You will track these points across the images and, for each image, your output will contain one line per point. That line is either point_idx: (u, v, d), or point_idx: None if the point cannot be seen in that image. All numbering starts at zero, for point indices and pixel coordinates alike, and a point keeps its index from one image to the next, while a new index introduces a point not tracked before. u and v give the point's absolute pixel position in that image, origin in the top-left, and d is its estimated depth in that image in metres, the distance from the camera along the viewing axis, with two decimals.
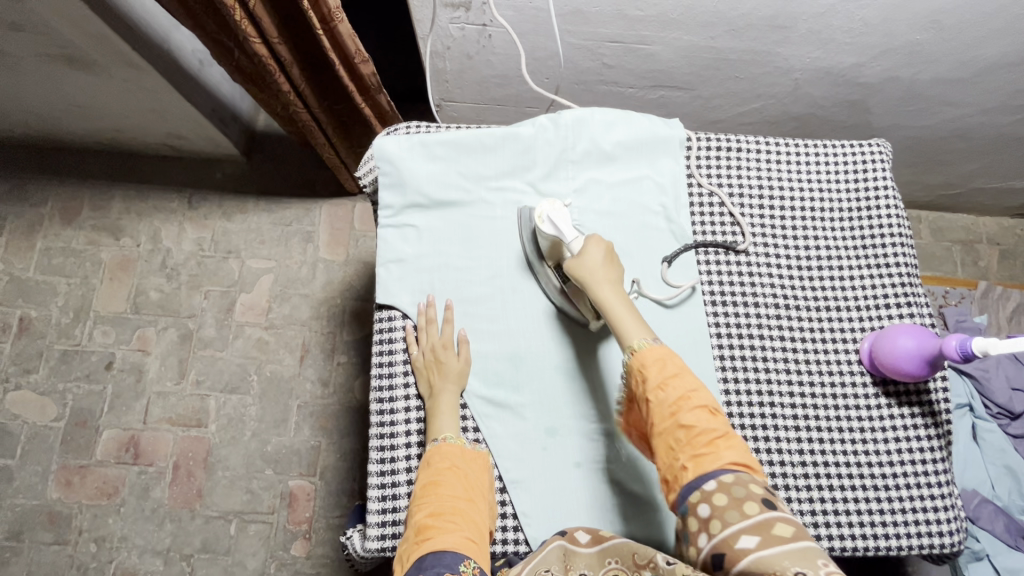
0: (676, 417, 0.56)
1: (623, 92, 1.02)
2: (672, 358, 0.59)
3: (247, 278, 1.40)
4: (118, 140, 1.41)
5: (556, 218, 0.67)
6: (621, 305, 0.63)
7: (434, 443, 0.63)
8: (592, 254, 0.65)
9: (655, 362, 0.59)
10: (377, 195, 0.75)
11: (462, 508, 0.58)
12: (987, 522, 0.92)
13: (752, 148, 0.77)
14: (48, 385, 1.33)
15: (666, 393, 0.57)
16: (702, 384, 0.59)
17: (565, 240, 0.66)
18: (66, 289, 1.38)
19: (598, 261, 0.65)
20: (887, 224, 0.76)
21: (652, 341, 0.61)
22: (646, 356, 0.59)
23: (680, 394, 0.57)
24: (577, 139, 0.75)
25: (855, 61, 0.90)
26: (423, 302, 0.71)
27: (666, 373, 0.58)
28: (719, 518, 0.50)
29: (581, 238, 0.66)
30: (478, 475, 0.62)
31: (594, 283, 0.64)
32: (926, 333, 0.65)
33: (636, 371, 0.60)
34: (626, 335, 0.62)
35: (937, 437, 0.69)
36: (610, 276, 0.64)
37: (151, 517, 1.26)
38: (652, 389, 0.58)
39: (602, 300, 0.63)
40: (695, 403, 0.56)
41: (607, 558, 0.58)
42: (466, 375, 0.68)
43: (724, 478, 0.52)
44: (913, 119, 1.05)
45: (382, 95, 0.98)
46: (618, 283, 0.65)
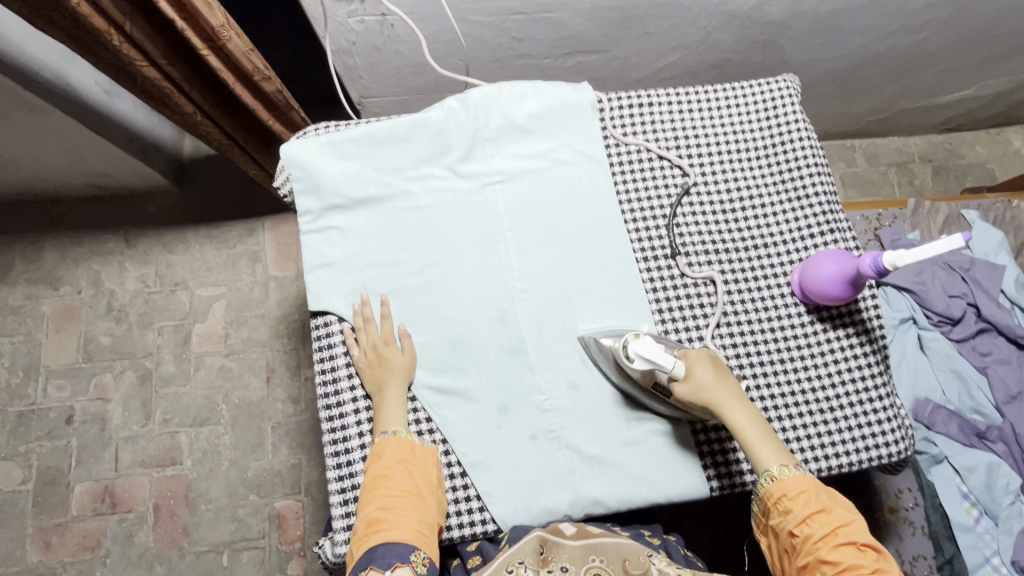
0: (818, 553, 0.57)
1: (540, 64, 1.01)
2: (821, 494, 0.60)
3: (200, 308, 1.37)
4: (37, 187, 1.36)
5: (647, 350, 0.61)
6: (751, 422, 0.63)
7: (383, 437, 0.63)
8: (700, 378, 0.63)
9: (799, 492, 0.60)
10: (295, 203, 0.74)
11: (411, 502, 0.59)
12: (942, 426, 0.96)
13: (664, 100, 0.78)
14: (9, 449, 1.29)
15: (811, 528, 0.58)
16: (851, 514, 0.59)
17: (666, 368, 0.62)
18: (11, 348, 1.34)
19: (712, 383, 0.63)
20: (802, 157, 0.77)
21: (792, 467, 0.62)
22: (787, 489, 0.60)
23: (828, 524, 0.58)
24: (488, 117, 0.75)
25: (757, 1, 0.91)
26: (358, 302, 0.70)
27: (812, 509, 0.59)
28: None
29: (678, 360, 0.63)
30: (428, 469, 0.62)
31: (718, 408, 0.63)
32: (845, 255, 0.67)
33: (776, 500, 0.61)
34: (761, 462, 0.62)
35: (873, 353, 0.72)
36: (725, 397, 0.63)
37: (139, 562, 1.24)
38: (796, 521, 0.59)
39: (730, 418, 0.63)
40: (841, 538, 0.57)
41: (589, 554, 0.60)
42: (413, 369, 0.68)
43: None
44: (825, 51, 1.07)
45: (293, 111, 0.96)
46: (740, 399, 0.64)
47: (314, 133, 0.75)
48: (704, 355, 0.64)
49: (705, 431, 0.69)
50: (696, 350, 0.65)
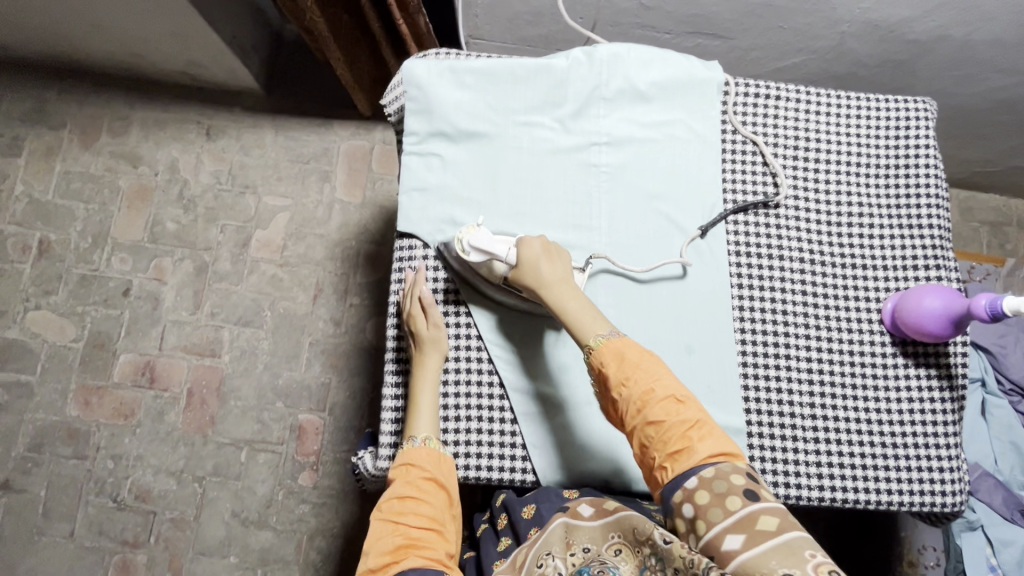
0: (645, 417, 0.56)
1: (658, 39, 0.98)
2: (632, 350, 0.59)
3: (264, 215, 1.39)
4: (137, 65, 1.39)
5: (479, 241, 0.65)
6: (574, 304, 0.63)
7: (413, 443, 0.63)
8: (526, 250, 0.64)
9: (614, 357, 0.59)
10: (403, 122, 0.74)
11: (441, 531, 0.58)
12: (985, 495, 0.92)
13: (792, 97, 0.75)
14: (67, 306, 1.35)
15: (630, 390, 0.57)
16: (666, 376, 0.58)
17: (497, 256, 0.65)
18: (85, 214, 1.39)
19: (537, 258, 0.64)
20: (924, 184, 0.73)
21: (609, 334, 0.61)
22: (603, 355, 0.59)
23: (643, 391, 0.57)
24: (611, 76, 0.73)
25: (908, 15, 0.85)
26: (414, 270, 0.71)
27: (628, 370, 0.58)
28: (703, 519, 0.49)
29: (511, 247, 0.65)
30: (452, 490, 0.62)
31: (544, 287, 0.64)
32: (953, 293, 0.64)
33: (596, 367, 0.60)
34: (584, 335, 0.61)
35: (951, 400, 0.69)
36: (551, 275, 0.64)
37: (165, 439, 1.30)
38: (614, 386, 0.58)
39: (555, 302, 0.63)
40: (659, 395, 0.56)
41: (609, 532, 0.55)
42: (443, 342, 0.68)
43: (705, 474, 0.52)
44: (959, 86, 1.00)
45: (421, 16, 0.93)
46: (565, 280, 0.64)
47: (436, 58, 0.75)
48: (539, 242, 0.65)
49: (760, 437, 0.67)
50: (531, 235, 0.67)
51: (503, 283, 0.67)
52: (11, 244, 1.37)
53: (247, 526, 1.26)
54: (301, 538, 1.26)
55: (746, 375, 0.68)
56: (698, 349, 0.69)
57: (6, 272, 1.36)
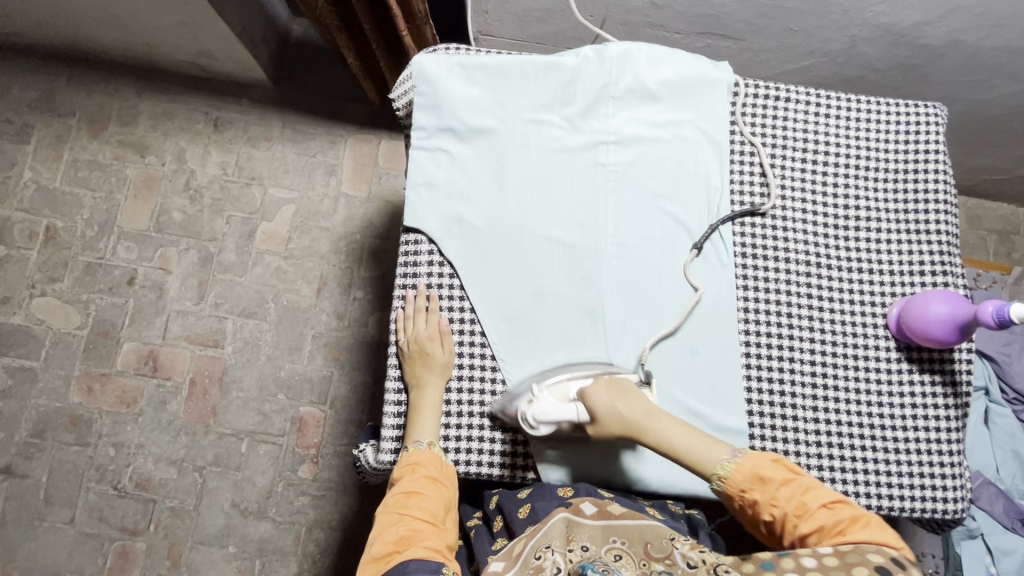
0: (798, 529, 0.54)
1: (668, 39, 0.98)
2: (769, 466, 0.57)
3: (270, 207, 1.40)
4: (146, 54, 1.40)
5: (545, 413, 0.61)
6: (677, 433, 0.60)
7: (417, 446, 0.64)
8: (600, 405, 0.60)
9: (751, 480, 0.57)
10: (412, 117, 0.74)
11: (440, 528, 0.58)
12: (986, 503, 0.92)
13: (802, 99, 0.74)
14: (72, 294, 1.36)
15: (780, 509, 0.55)
16: (811, 481, 0.57)
17: (573, 418, 0.61)
18: (91, 202, 1.40)
19: (617, 412, 0.60)
20: (933, 190, 0.73)
21: (731, 456, 0.58)
22: (740, 480, 0.57)
23: (793, 504, 0.55)
24: (621, 74, 0.73)
25: (921, 19, 0.85)
26: (413, 291, 0.71)
27: (771, 486, 0.56)
28: (823, 571, 0.48)
29: (577, 404, 0.61)
30: (452, 491, 0.62)
31: (640, 429, 0.60)
32: (959, 300, 0.64)
33: (737, 496, 0.57)
34: (706, 466, 0.58)
35: (954, 406, 0.69)
36: (637, 416, 0.60)
37: (167, 428, 1.30)
38: (764, 508, 0.56)
39: (659, 436, 0.60)
40: (811, 505, 0.55)
41: (609, 535, 0.56)
42: (451, 367, 0.69)
43: (843, 548, 0.51)
44: (970, 92, 0.99)
45: (427, 25, 0.96)
46: (650, 411, 0.61)
47: (445, 52, 0.75)
48: (604, 384, 0.61)
49: (762, 439, 0.67)
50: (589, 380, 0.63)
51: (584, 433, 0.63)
52: (18, 231, 1.38)
53: (247, 517, 1.27)
54: (300, 530, 1.26)
55: (750, 377, 0.68)
56: (701, 350, 0.68)
57: (12, 258, 1.37)
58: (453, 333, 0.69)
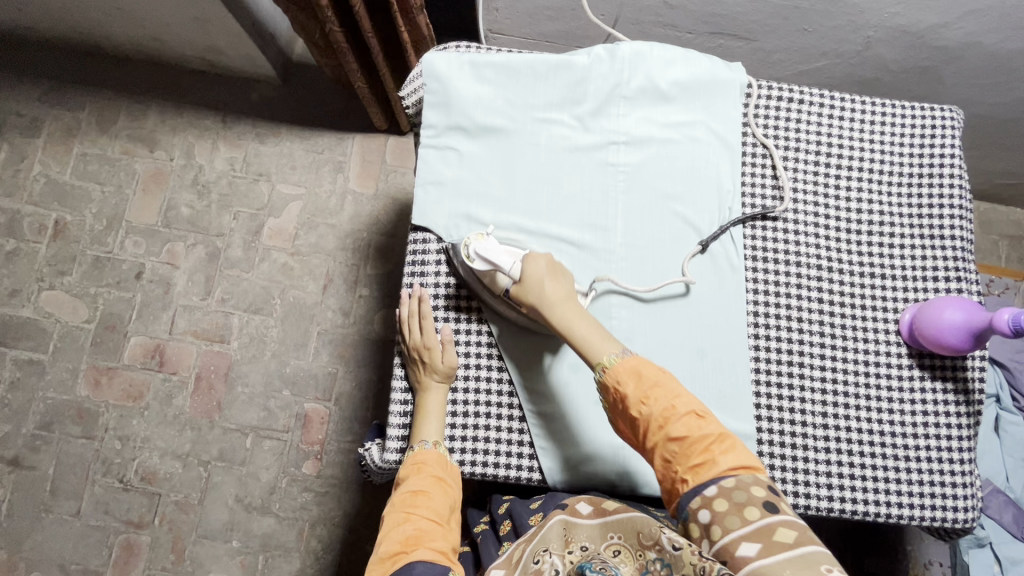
0: (666, 433, 0.54)
1: (680, 38, 0.97)
2: (649, 368, 0.57)
3: (277, 203, 1.40)
4: (156, 49, 1.40)
5: (486, 249, 0.64)
6: (584, 322, 0.62)
7: (423, 445, 0.64)
8: (532, 264, 0.64)
9: (630, 375, 0.57)
10: (421, 115, 0.74)
11: (446, 528, 0.57)
12: (995, 512, 0.91)
13: (815, 101, 0.74)
14: (80, 288, 1.36)
15: (650, 407, 0.56)
16: (685, 391, 0.57)
17: (502, 267, 0.63)
18: (100, 196, 1.40)
19: (542, 275, 0.63)
20: (948, 195, 0.72)
21: (621, 352, 0.60)
22: (620, 372, 0.58)
23: (662, 408, 0.55)
24: (633, 74, 0.72)
25: (937, 21, 0.84)
26: (417, 294, 0.70)
27: (645, 386, 0.57)
28: (719, 524, 0.49)
29: (517, 260, 0.64)
30: (457, 491, 0.62)
31: (546, 303, 0.63)
32: (974, 306, 0.63)
33: (611, 389, 0.58)
34: (595, 355, 0.60)
35: (966, 414, 0.68)
36: (557, 293, 0.63)
37: (173, 422, 1.31)
38: (634, 404, 0.56)
39: (563, 319, 0.62)
40: (682, 414, 0.55)
41: (607, 533, 0.55)
42: (453, 374, 0.68)
43: (724, 483, 0.51)
44: (986, 95, 0.98)
45: (421, 15, 0.93)
46: (569, 296, 0.63)
47: (456, 51, 0.75)
48: (545, 260, 0.65)
49: (771, 445, 0.66)
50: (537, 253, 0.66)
51: (504, 295, 0.65)
52: (27, 224, 1.39)
53: (251, 512, 1.27)
54: (304, 526, 1.26)
55: (759, 381, 0.68)
56: (711, 353, 0.68)
57: (21, 251, 1.38)
58: (464, 335, 0.69)
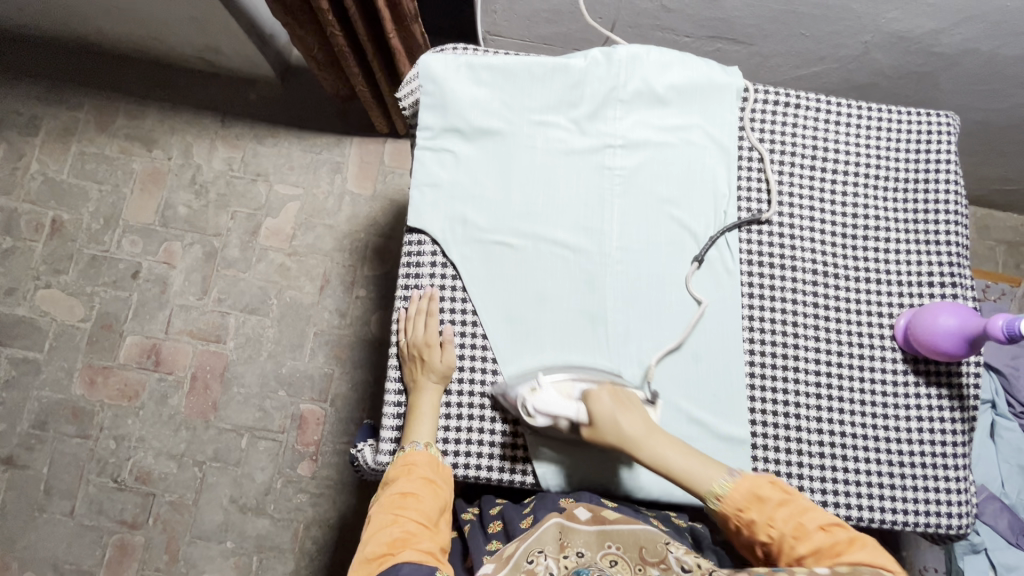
0: (796, 551, 0.54)
1: (678, 42, 0.97)
2: (765, 486, 0.56)
3: (275, 203, 1.40)
4: (155, 48, 1.40)
5: (545, 403, 0.61)
6: (673, 453, 0.59)
7: (414, 447, 0.64)
8: (599, 406, 0.60)
9: (748, 499, 0.56)
10: (418, 116, 0.74)
11: (434, 530, 0.57)
12: (990, 518, 0.91)
13: (812, 106, 0.74)
14: (76, 286, 1.36)
15: (777, 529, 0.55)
16: (805, 500, 0.56)
17: (570, 415, 0.60)
18: (98, 195, 1.40)
19: (615, 416, 0.59)
20: (944, 200, 0.72)
21: (729, 476, 0.57)
22: (737, 500, 0.56)
23: (790, 525, 0.54)
24: (629, 77, 0.72)
25: (934, 26, 0.84)
26: (416, 293, 0.70)
27: (765, 507, 0.55)
28: None
29: (580, 404, 0.61)
30: (447, 493, 0.62)
31: (634, 446, 0.59)
32: (968, 312, 0.63)
33: (733, 520, 0.57)
34: (701, 487, 0.58)
35: (961, 421, 0.68)
36: (637, 430, 0.59)
37: (168, 422, 1.31)
38: (761, 528, 0.55)
39: (653, 456, 0.59)
40: (808, 528, 0.54)
41: (605, 540, 0.55)
42: (450, 376, 0.68)
43: (843, 570, 0.50)
44: (983, 101, 0.98)
45: (417, 25, 0.94)
46: (648, 425, 0.60)
47: (453, 53, 0.75)
48: (608, 393, 0.60)
49: (765, 450, 0.66)
50: (592, 385, 0.62)
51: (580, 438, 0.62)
52: (24, 222, 1.38)
53: (245, 512, 1.27)
54: (298, 527, 1.26)
55: (754, 386, 0.68)
56: (705, 357, 0.68)
57: (18, 250, 1.38)
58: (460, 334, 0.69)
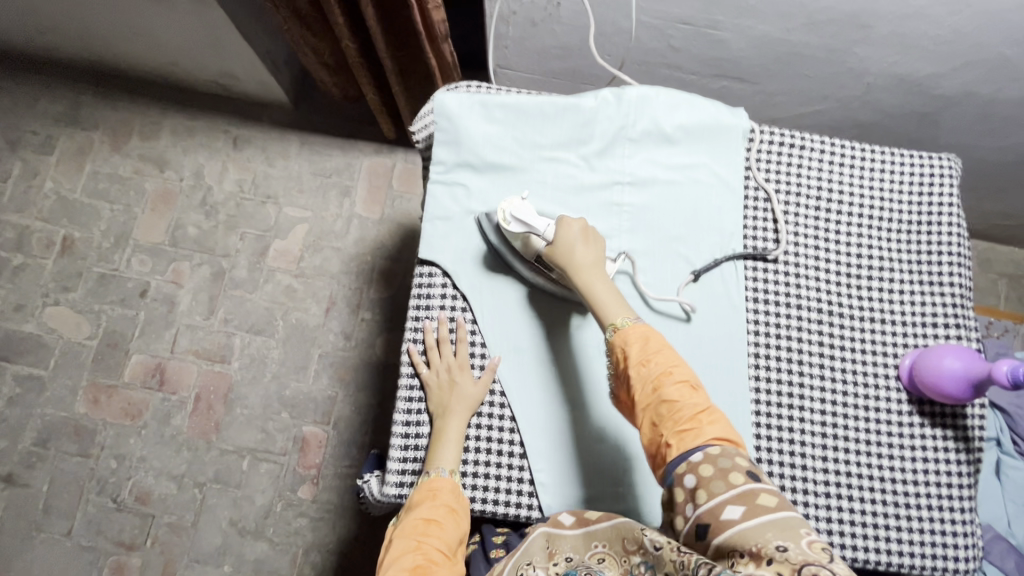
0: (660, 392, 0.55)
1: (684, 79, 0.99)
2: (655, 337, 0.58)
3: (283, 225, 1.41)
4: (172, 72, 1.43)
5: (520, 213, 0.67)
6: (605, 288, 0.63)
7: (438, 473, 0.63)
8: (570, 227, 0.65)
9: (638, 340, 0.58)
10: (431, 150, 0.76)
11: (452, 561, 0.58)
12: (997, 558, 0.89)
13: (816, 147, 0.75)
14: (84, 304, 1.37)
15: (648, 369, 0.56)
16: (683, 361, 0.58)
17: (537, 230, 0.66)
18: (109, 214, 1.42)
19: (574, 242, 0.64)
20: (946, 242, 0.73)
21: (633, 321, 0.60)
22: (629, 335, 0.58)
23: (662, 371, 0.56)
24: (638, 118, 0.74)
25: (934, 71, 0.86)
26: (433, 321, 0.71)
27: (650, 351, 0.57)
28: (704, 489, 0.49)
29: (551, 225, 0.67)
30: (466, 521, 0.62)
31: (574, 267, 0.64)
32: (972, 354, 0.64)
33: (618, 350, 0.59)
34: (608, 316, 0.61)
35: (967, 462, 0.68)
36: (585, 259, 0.64)
37: (170, 442, 1.30)
38: (635, 365, 0.57)
39: (583, 285, 0.63)
40: (677, 378, 0.55)
41: (590, 542, 0.59)
42: (479, 402, 0.68)
43: (711, 450, 0.51)
44: (982, 140, 1.00)
45: (447, 44, 0.95)
46: (596, 263, 0.64)
47: (466, 90, 0.77)
48: (579, 225, 0.66)
49: None
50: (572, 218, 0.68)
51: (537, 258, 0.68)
52: (35, 240, 1.40)
53: (244, 536, 1.25)
54: (296, 552, 1.24)
55: (760, 424, 0.68)
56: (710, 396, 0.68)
57: (28, 267, 1.39)
58: (473, 361, 0.70)
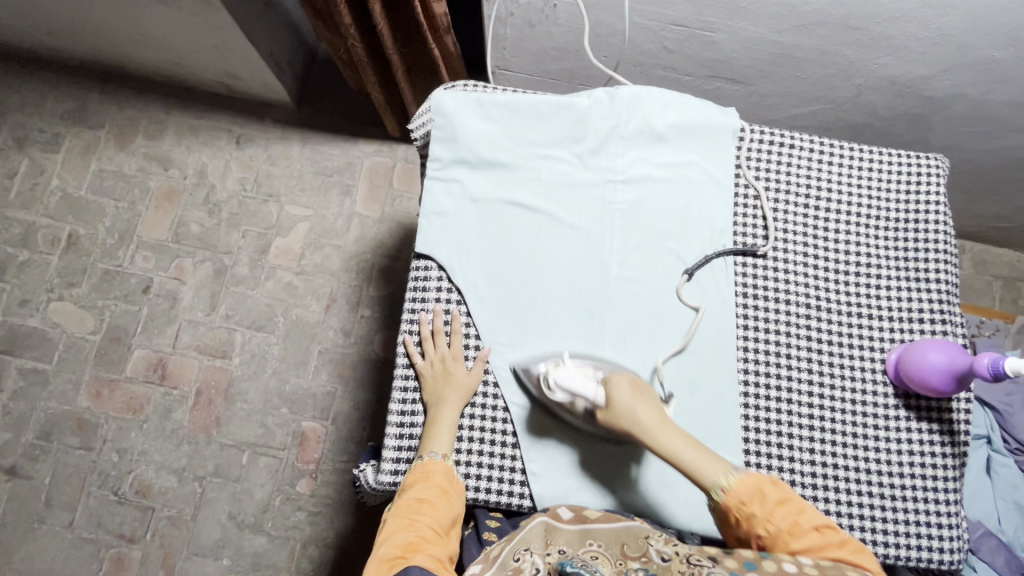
0: (789, 545, 0.57)
1: (679, 81, 1.01)
2: (770, 486, 0.59)
3: (285, 223, 1.43)
4: (177, 73, 1.46)
5: (566, 379, 0.64)
6: (686, 448, 0.61)
7: (432, 456, 0.65)
8: (618, 395, 0.63)
9: (752, 495, 0.59)
10: (428, 147, 0.78)
11: (445, 538, 0.60)
12: (987, 555, 0.89)
13: (806, 146, 0.77)
14: (88, 300, 1.39)
15: (776, 524, 0.57)
16: (804, 502, 0.60)
17: (586, 395, 0.64)
18: (114, 212, 1.44)
19: (634, 407, 0.63)
20: (934, 240, 0.74)
21: (735, 474, 0.60)
22: (740, 493, 0.59)
23: (789, 521, 0.57)
24: (631, 116, 0.76)
25: (923, 72, 0.87)
26: (428, 313, 0.73)
27: (770, 505, 0.58)
28: None
29: (598, 386, 0.64)
30: (460, 502, 0.64)
31: (647, 433, 0.62)
32: (956, 348, 0.65)
33: (736, 510, 0.59)
34: (704, 478, 0.60)
35: (952, 455, 0.69)
36: (653, 420, 0.62)
37: (171, 436, 1.32)
38: (760, 522, 0.58)
39: (665, 449, 0.61)
40: (805, 526, 0.57)
41: (586, 539, 0.59)
42: (472, 392, 0.69)
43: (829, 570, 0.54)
44: (973, 142, 1.02)
45: (449, 37, 0.98)
46: (665, 421, 0.63)
47: (463, 88, 0.79)
48: (627, 379, 0.65)
49: None
50: (615, 372, 0.66)
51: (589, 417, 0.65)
52: (41, 236, 1.42)
53: (243, 529, 1.27)
54: (294, 545, 1.26)
55: (748, 416, 0.69)
56: (700, 388, 0.69)
57: (34, 262, 1.41)
58: (466, 351, 0.71)
